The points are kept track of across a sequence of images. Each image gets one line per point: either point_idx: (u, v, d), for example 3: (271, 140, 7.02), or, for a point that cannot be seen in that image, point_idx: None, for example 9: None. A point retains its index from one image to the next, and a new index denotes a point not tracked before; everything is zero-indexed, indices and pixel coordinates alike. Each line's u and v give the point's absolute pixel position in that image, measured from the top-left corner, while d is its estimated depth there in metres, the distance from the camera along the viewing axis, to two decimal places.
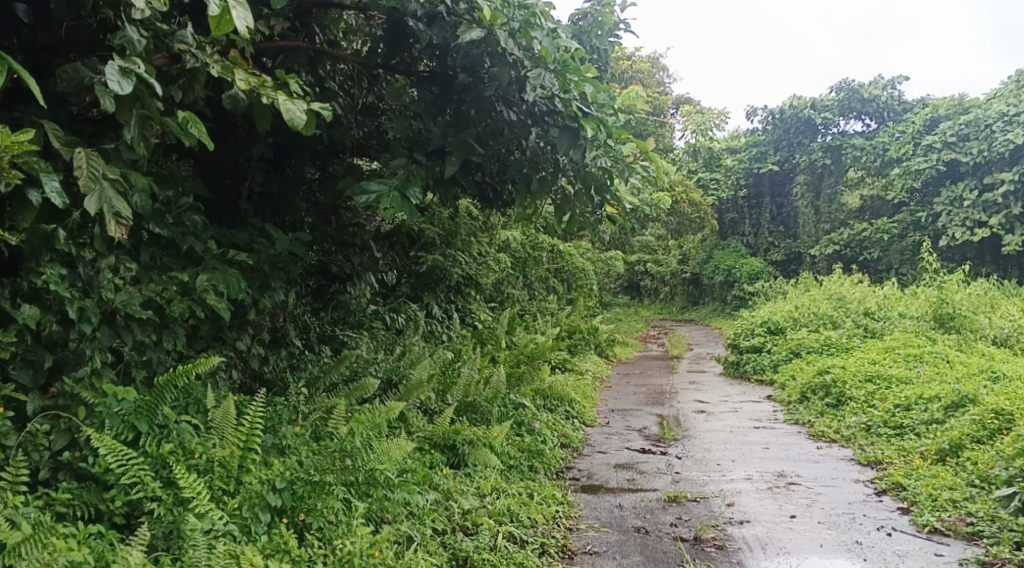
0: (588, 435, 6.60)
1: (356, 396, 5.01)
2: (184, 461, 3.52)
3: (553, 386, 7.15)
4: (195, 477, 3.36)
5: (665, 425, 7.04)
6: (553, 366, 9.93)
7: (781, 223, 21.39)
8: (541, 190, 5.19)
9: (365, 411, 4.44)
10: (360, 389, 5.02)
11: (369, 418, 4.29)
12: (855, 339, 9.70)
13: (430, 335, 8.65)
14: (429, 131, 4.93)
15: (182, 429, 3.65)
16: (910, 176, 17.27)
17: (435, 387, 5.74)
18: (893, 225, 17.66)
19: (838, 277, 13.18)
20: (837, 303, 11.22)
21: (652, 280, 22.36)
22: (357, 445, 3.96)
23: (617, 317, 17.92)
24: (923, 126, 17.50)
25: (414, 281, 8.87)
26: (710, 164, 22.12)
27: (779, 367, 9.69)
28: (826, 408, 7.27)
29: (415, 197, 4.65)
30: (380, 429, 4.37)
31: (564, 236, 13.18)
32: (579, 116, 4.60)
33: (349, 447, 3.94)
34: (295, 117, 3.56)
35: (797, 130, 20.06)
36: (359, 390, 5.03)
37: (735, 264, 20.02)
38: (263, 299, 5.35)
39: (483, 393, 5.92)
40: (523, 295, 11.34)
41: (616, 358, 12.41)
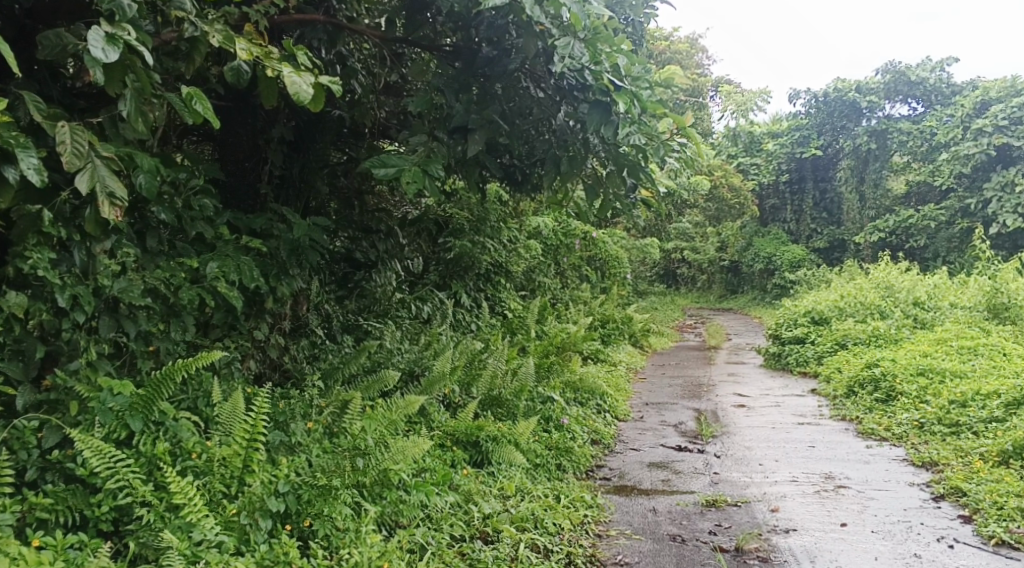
0: (621, 430, 6.29)
1: (375, 389, 4.75)
2: (180, 463, 3.33)
3: (585, 379, 6.86)
4: (189, 481, 3.14)
5: (702, 420, 6.71)
6: (586, 357, 9.63)
7: (823, 209, 20.79)
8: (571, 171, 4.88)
9: (382, 406, 4.18)
10: (380, 383, 4.75)
11: (384, 414, 4.03)
12: (904, 330, 9.26)
13: (457, 324, 8.40)
14: (451, 107, 4.64)
15: (179, 427, 3.43)
16: (959, 161, 16.62)
17: (459, 379, 5.48)
18: (940, 212, 17.03)
19: (884, 265, 12.68)
20: (884, 292, 10.75)
21: (689, 269, 21.92)
22: (370, 444, 3.70)
23: (652, 306, 17.55)
24: (972, 109, 16.82)
25: (443, 268, 8.71)
26: (750, 149, 21.67)
27: (823, 359, 9.29)
28: (874, 403, 6.89)
29: (437, 174, 4.35)
30: (396, 426, 4.11)
31: (598, 223, 12.84)
32: (611, 90, 4.28)
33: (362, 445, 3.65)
34: (301, 92, 3.28)
35: (841, 114, 19.45)
36: (379, 382, 4.77)
37: (775, 251, 19.51)
38: (279, 285, 5.11)
39: (510, 386, 5.63)
40: (555, 283, 11.04)
41: (651, 348, 12.07)
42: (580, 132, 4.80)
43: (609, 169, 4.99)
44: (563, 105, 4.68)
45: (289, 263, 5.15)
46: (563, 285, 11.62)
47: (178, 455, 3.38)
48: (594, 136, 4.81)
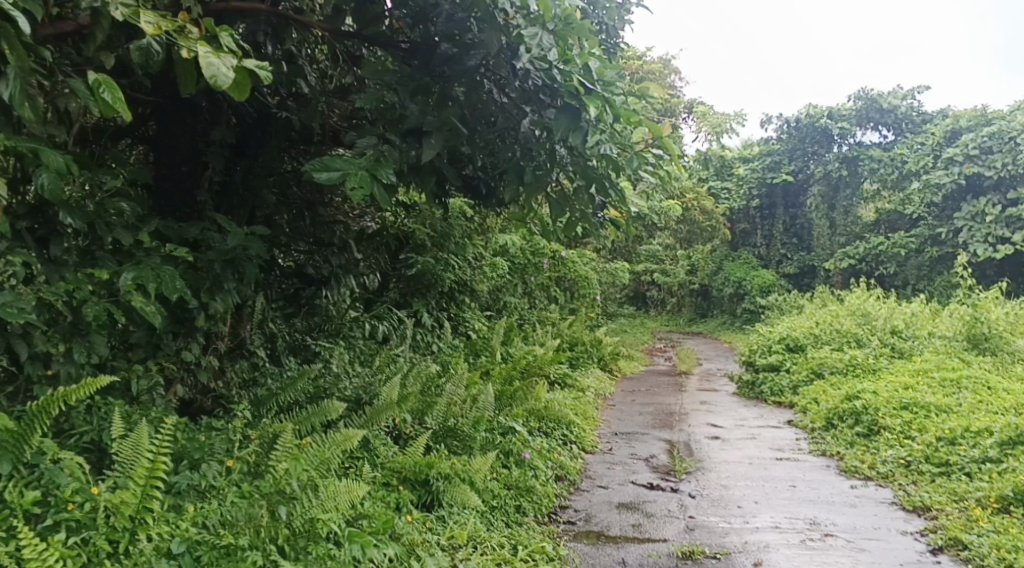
0: (588, 464, 5.82)
1: (311, 422, 4.29)
2: (52, 516, 2.89)
3: (550, 407, 6.46)
4: (60, 539, 2.77)
5: (675, 454, 6.26)
6: (552, 382, 9.17)
7: (794, 234, 20.55)
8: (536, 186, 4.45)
9: (316, 442, 3.71)
10: (316, 412, 4.30)
11: (315, 453, 3.59)
12: (882, 360, 8.92)
13: (416, 346, 7.92)
14: (406, 107, 4.18)
15: (56, 472, 3.00)
16: (930, 190, 16.45)
17: (412, 408, 5.00)
18: (910, 240, 16.88)
19: (859, 292, 12.38)
20: (861, 320, 10.42)
21: (659, 291, 21.65)
22: (296, 490, 3.34)
23: (621, 329, 17.17)
24: (943, 137, 16.70)
25: (402, 285, 8.27)
26: (721, 173, 21.69)
27: (798, 388, 8.93)
28: (856, 438, 6.50)
29: (387, 180, 3.88)
30: (329, 466, 3.62)
31: (568, 242, 12.43)
32: (581, 92, 3.86)
33: (288, 491, 3.33)
34: (220, 76, 2.81)
35: (813, 139, 19.29)
36: (318, 412, 4.31)
37: (745, 276, 19.26)
38: (212, 302, 4.60)
39: (465, 417, 5.12)
40: (521, 304, 10.61)
41: (620, 372, 11.65)
42: (548, 140, 4.37)
43: (577, 182, 4.56)
44: (530, 111, 4.30)
45: (224, 278, 4.65)
46: (530, 306, 11.18)
47: (51, 506, 2.93)
48: (562, 145, 4.39)
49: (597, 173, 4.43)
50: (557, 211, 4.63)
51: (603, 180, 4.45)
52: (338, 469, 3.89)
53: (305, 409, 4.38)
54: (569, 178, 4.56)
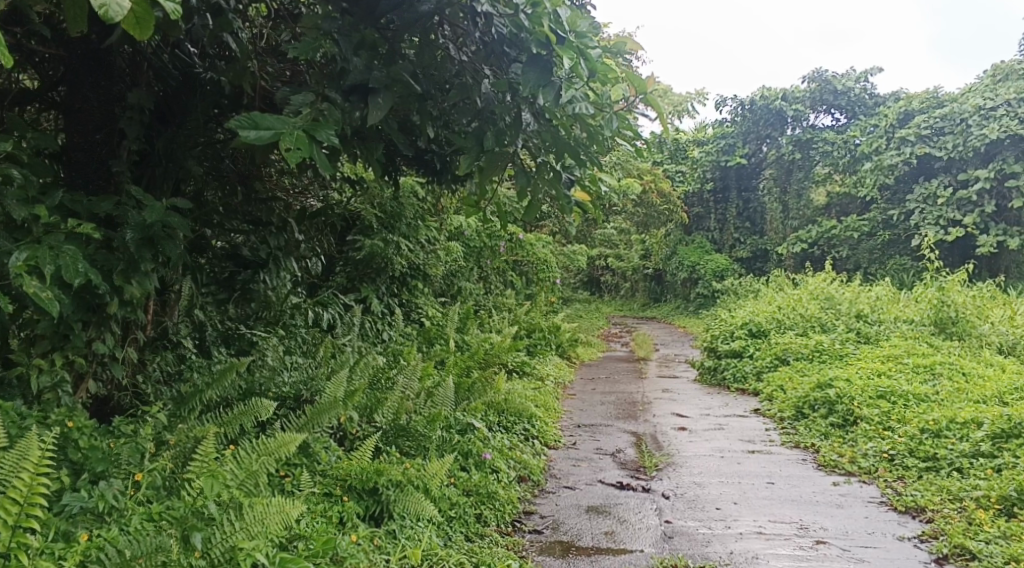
0: (552, 462, 5.36)
1: (240, 424, 3.77)
2: None
3: (510, 400, 6.02)
4: None
5: (642, 448, 5.87)
6: (509, 370, 8.72)
7: (747, 218, 20.31)
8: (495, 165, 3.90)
9: (238, 454, 3.33)
10: (247, 411, 3.78)
11: (233, 472, 3.24)
12: (849, 345, 8.65)
13: (365, 334, 7.40)
14: (347, 62, 3.69)
15: None
16: (882, 172, 16.12)
17: (359, 405, 4.51)
18: (863, 223, 16.78)
19: (821, 275, 12.13)
20: (825, 304, 10.13)
21: (614, 275, 21.50)
22: (216, 511, 3.00)
23: (576, 314, 16.82)
24: (896, 119, 16.37)
25: (351, 269, 7.76)
26: (676, 156, 21.43)
27: (763, 375, 8.63)
28: (831, 429, 6.16)
29: (328, 142, 3.36)
30: (253, 481, 3.27)
31: (524, 224, 11.98)
32: (553, 41, 3.44)
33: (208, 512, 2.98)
34: (110, 8, 2.36)
35: (767, 122, 19.09)
36: (248, 412, 3.79)
37: (699, 260, 19.05)
38: (128, 286, 4.07)
39: (415, 416, 4.62)
40: (476, 289, 10.14)
41: (579, 359, 11.27)
42: (513, 103, 3.91)
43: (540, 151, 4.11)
44: (489, 72, 3.91)
45: (142, 258, 4.09)
46: (485, 291, 10.72)
47: None
48: (526, 109, 3.94)
49: (565, 140, 3.96)
50: (520, 184, 4.06)
51: (574, 149, 3.99)
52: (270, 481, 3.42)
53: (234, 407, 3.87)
54: (533, 149, 4.10)
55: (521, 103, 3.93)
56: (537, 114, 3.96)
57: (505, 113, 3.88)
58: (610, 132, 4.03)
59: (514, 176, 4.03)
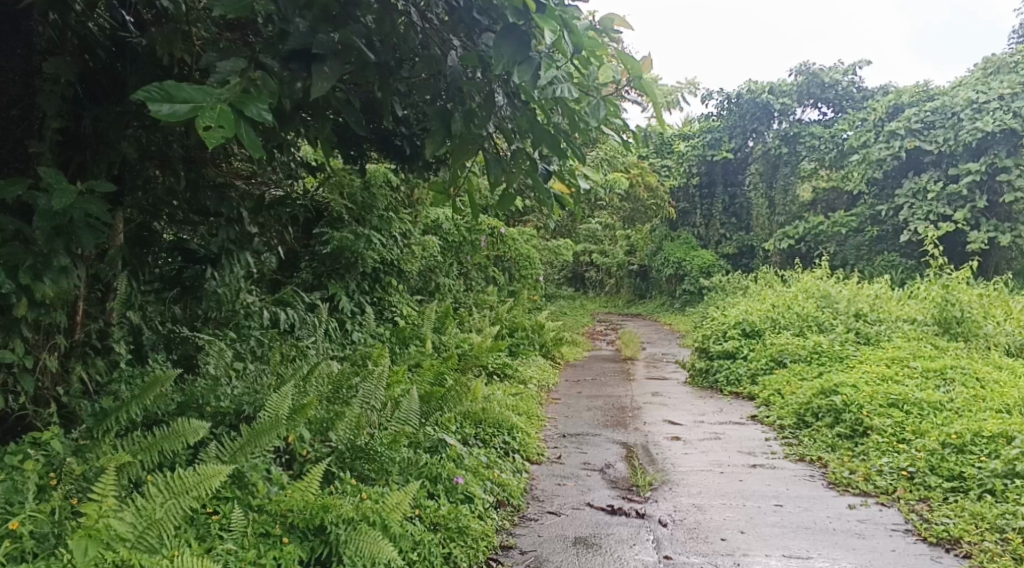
0: (533, 481, 4.80)
1: (160, 449, 3.20)
2: None
3: (489, 410, 5.46)
4: None
5: (633, 462, 5.33)
6: (489, 373, 8.24)
7: (734, 213, 19.84)
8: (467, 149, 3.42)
9: (137, 498, 2.86)
10: (174, 435, 3.21)
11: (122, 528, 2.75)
12: (850, 346, 8.14)
13: (331, 336, 6.81)
14: (289, 22, 3.07)
15: None
16: (871, 166, 15.76)
17: (312, 424, 3.95)
18: (851, 219, 16.33)
19: (814, 273, 11.63)
20: (822, 302, 9.62)
21: (598, 272, 21.04)
22: None
23: (561, 311, 16.27)
24: (884, 113, 15.82)
25: (317, 265, 7.19)
26: (661, 150, 20.92)
27: (758, 378, 8.11)
28: (839, 440, 5.63)
29: (259, 119, 2.77)
30: (159, 535, 2.81)
31: (506, 219, 11.41)
32: (531, 9, 2.86)
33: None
34: None
35: (752, 116, 18.45)
36: (173, 435, 3.22)
37: (685, 256, 18.59)
38: (38, 284, 3.53)
39: (375, 438, 4.04)
40: (455, 286, 9.57)
41: (563, 359, 10.72)
42: (484, 81, 3.36)
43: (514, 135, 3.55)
44: (456, 43, 3.38)
45: (54, 252, 3.50)
46: (465, 288, 10.13)
47: None
48: (499, 91, 3.42)
49: (545, 127, 3.42)
50: (492, 171, 3.54)
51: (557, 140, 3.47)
52: (184, 526, 2.94)
53: (158, 428, 3.29)
54: (506, 132, 3.53)
55: (494, 81, 3.37)
56: (511, 96, 3.44)
57: (475, 93, 3.34)
58: (596, 119, 3.49)
59: (486, 163, 3.52)
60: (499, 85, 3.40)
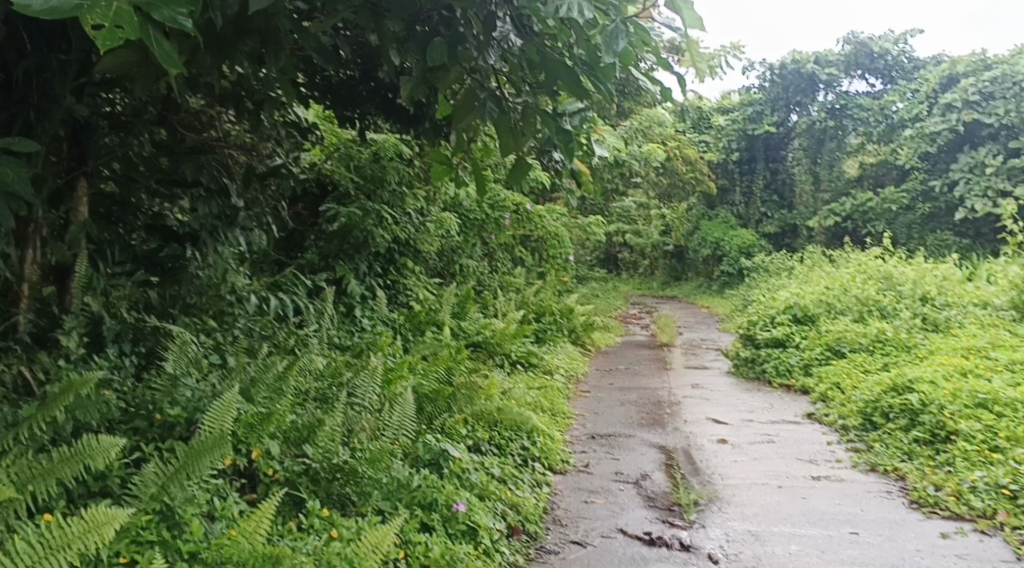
0: (555, 497, 4.08)
1: (60, 476, 2.65)
2: None
3: (504, 409, 4.75)
4: None
5: (674, 472, 4.58)
6: (513, 363, 7.53)
7: (775, 191, 18.78)
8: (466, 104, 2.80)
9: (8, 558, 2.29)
10: (75, 458, 2.66)
11: None
12: (917, 335, 7.27)
13: (336, 323, 6.12)
14: None
15: None
16: (924, 140, 14.69)
17: (278, 437, 3.28)
18: (901, 195, 15.19)
19: (868, 254, 10.70)
20: (881, 285, 8.72)
21: (631, 252, 20.15)
22: None
23: (593, 294, 15.46)
24: (938, 84, 14.69)
25: (321, 244, 6.48)
26: (699, 125, 19.97)
27: (812, 370, 7.28)
28: (917, 446, 4.81)
29: (174, 24, 2.02)
30: None
31: (533, 196, 10.60)
32: None
33: None
34: None
35: (797, 88, 17.42)
36: (76, 458, 2.67)
37: (724, 236, 17.64)
38: None
39: (353, 456, 3.33)
40: (477, 267, 8.81)
41: (594, 347, 9.93)
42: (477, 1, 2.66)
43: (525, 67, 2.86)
44: None
45: None
46: (489, 270, 9.39)
47: None
48: (508, 21, 2.74)
49: (559, 60, 2.69)
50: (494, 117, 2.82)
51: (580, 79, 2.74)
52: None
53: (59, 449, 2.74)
54: (512, 66, 2.83)
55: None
56: (520, 25, 2.75)
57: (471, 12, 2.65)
58: (611, 56, 2.53)
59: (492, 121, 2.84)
60: (502, 7, 2.70)
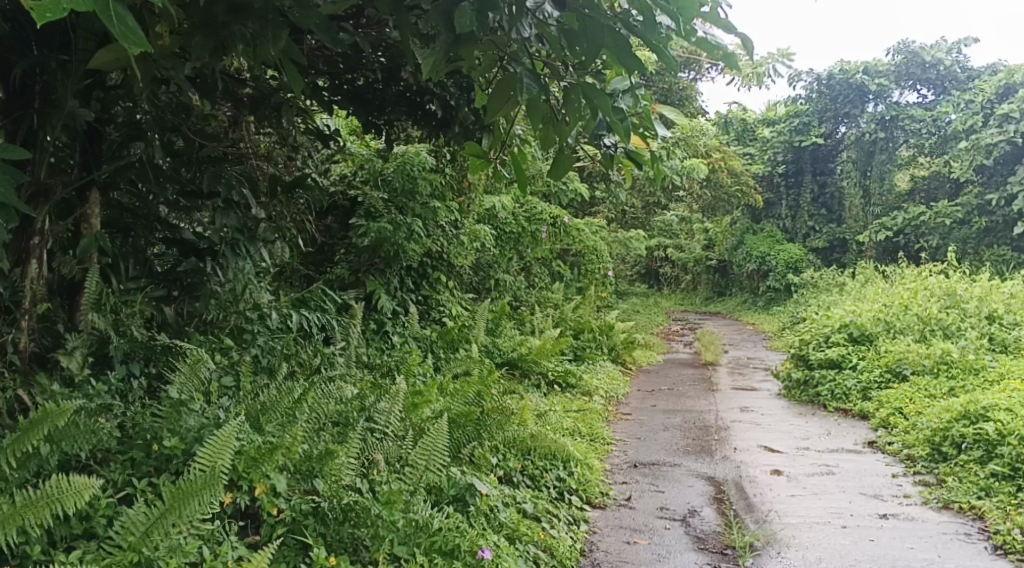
0: (593, 536, 3.75)
1: (26, 522, 2.40)
2: None
3: (539, 436, 4.43)
4: None
5: (725, 508, 4.20)
6: (550, 382, 7.17)
7: (824, 205, 18.05)
8: (498, 96, 2.45)
9: None
10: (43, 502, 2.42)
11: None
12: (985, 357, 6.77)
13: (364, 341, 5.84)
14: None
15: None
16: (979, 152, 14.04)
17: (287, 472, 3.01)
18: (955, 208, 14.58)
19: (925, 272, 10.14)
20: (943, 303, 8.20)
21: (673, 267, 19.73)
22: None
23: (635, 309, 15.07)
24: (993, 94, 14.01)
25: (351, 257, 6.20)
26: (743, 137, 19.45)
27: (870, 393, 6.82)
28: (994, 482, 4.37)
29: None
30: None
31: (572, 209, 10.25)
32: None
33: None
34: None
35: (845, 99, 16.75)
36: (46, 501, 2.43)
37: (769, 250, 17.09)
38: None
39: (368, 495, 3.10)
40: (513, 282, 8.48)
41: (636, 365, 9.53)
42: None
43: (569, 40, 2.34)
44: None
45: None
46: (527, 285, 9.06)
47: None
48: None
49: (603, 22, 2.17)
50: (531, 94, 2.36)
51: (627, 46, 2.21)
52: None
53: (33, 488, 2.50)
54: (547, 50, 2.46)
55: None
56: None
57: None
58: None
59: (530, 105, 2.45)
60: None
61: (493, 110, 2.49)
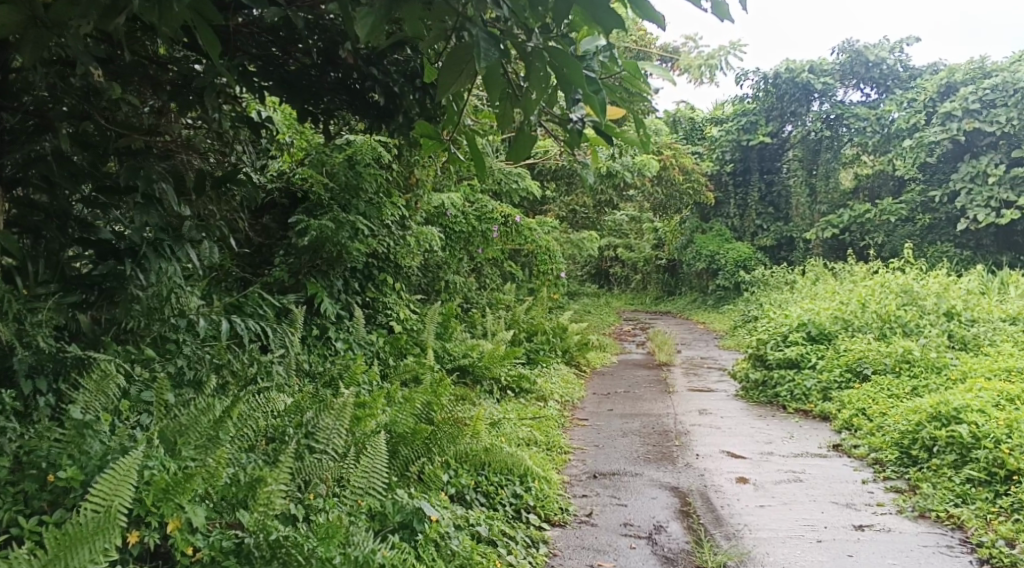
0: (554, 560, 3.47)
1: None
2: None
3: (493, 450, 4.11)
4: None
5: (693, 522, 3.93)
6: (503, 388, 6.87)
7: (771, 204, 18.04)
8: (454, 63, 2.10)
9: None
10: None
11: None
12: (945, 355, 6.63)
13: (305, 347, 5.48)
14: None
15: None
16: (923, 149, 14.10)
17: (207, 505, 2.69)
18: (900, 206, 14.63)
19: (877, 271, 10.05)
20: (898, 301, 8.08)
21: (623, 266, 19.56)
22: None
23: (584, 309, 14.82)
24: (936, 93, 14.09)
25: (290, 260, 5.80)
26: (692, 136, 19.37)
27: (831, 393, 6.64)
28: (970, 488, 4.18)
29: None
30: None
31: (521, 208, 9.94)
32: None
33: None
34: None
35: (791, 97, 16.64)
36: None
37: (718, 249, 16.96)
38: None
39: (303, 528, 2.79)
40: (462, 284, 8.15)
41: (590, 367, 9.28)
42: None
43: None
44: None
45: None
46: (477, 287, 8.74)
47: None
48: None
49: None
50: (491, 60, 2.03)
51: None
52: None
53: None
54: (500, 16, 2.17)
55: None
56: None
57: None
58: None
59: (489, 77, 2.14)
60: None
61: (444, 89, 2.11)
